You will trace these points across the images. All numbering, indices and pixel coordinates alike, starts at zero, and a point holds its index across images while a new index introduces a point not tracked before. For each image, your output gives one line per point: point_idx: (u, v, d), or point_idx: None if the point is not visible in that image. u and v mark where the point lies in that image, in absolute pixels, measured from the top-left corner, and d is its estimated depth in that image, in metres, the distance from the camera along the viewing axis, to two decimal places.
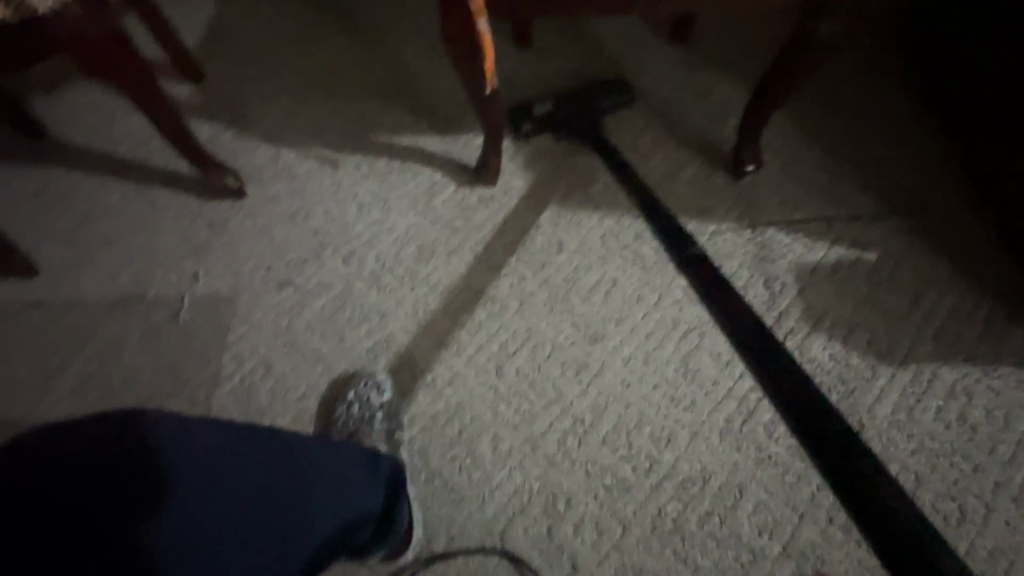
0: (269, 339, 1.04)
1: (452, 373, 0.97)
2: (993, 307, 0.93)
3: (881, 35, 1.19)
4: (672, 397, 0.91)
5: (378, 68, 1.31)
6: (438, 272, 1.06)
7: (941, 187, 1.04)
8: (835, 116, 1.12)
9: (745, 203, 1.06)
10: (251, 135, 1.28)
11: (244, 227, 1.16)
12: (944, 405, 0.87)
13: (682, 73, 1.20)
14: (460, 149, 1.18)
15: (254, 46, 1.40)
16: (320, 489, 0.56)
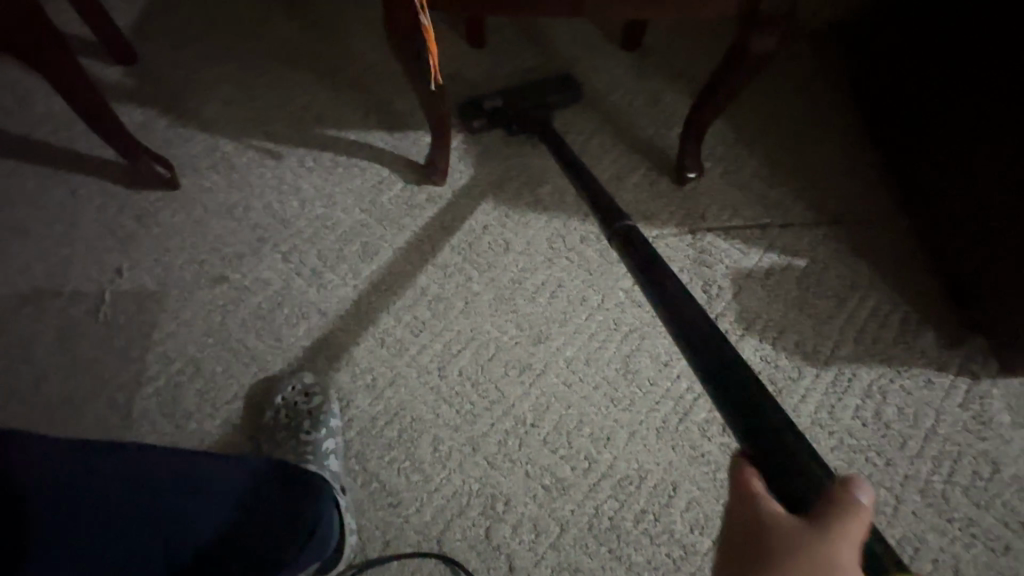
0: (200, 337, 0.99)
1: (394, 373, 0.95)
2: (907, 312, 1.00)
3: (818, 52, 1.25)
4: (611, 398, 0.93)
5: (327, 59, 1.28)
6: (382, 270, 1.03)
7: (865, 199, 1.10)
8: (775, 127, 1.17)
9: (686, 209, 1.09)
10: (187, 124, 1.22)
11: (176, 219, 1.10)
12: (862, 405, 0.93)
13: (630, 80, 1.22)
14: (409, 147, 1.16)
15: (193, 29, 1.33)
16: (179, 506, 0.58)
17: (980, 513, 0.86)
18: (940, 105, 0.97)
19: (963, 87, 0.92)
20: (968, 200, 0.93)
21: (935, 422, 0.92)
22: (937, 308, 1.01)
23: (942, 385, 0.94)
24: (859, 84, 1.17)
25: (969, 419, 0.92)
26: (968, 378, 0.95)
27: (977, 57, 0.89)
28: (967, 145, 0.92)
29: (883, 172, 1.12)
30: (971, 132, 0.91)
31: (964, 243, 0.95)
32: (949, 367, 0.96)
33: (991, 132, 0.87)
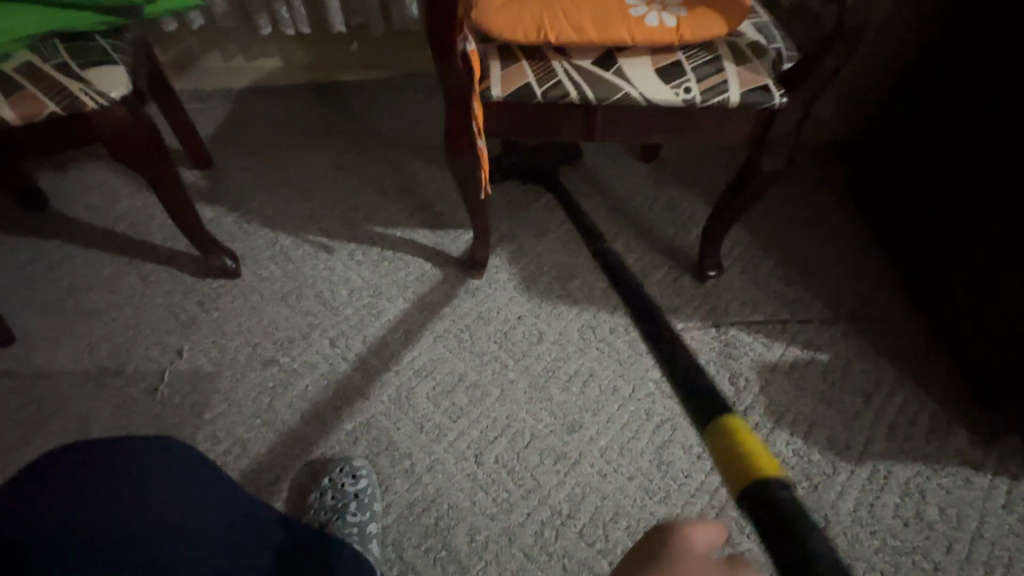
0: (247, 418, 1.04)
1: (432, 458, 0.97)
2: (935, 408, 1.02)
3: (822, 164, 1.38)
4: (646, 489, 0.94)
5: (379, 167, 1.44)
6: (423, 356, 1.10)
7: (879, 298, 1.17)
8: (789, 231, 1.27)
9: (709, 304, 1.16)
10: (252, 221, 1.36)
11: (235, 305, 1.19)
12: (901, 503, 0.92)
13: (651, 189, 1.35)
14: (450, 243, 1.28)
15: (264, 141, 1.53)
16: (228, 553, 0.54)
17: None
18: (950, 208, 1.05)
19: (969, 190, 1.01)
20: (991, 295, 0.97)
21: (980, 524, 0.90)
22: (965, 406, 1.02)
23: (981, 484, 0.94)
24: (866, 195, 1.28)
25: (1016, 522, 0.90)
26: (1008, 478, 0.94)
27: (976, 176, 1.00)
28: (983, 242, 0.98)
29: (894, 275, 1.20)
30: (986, 229, 0.98)
31: (988, 339, 0.98)
32: (986, 466, 0.95)
33: (1005, 229, 0.94)
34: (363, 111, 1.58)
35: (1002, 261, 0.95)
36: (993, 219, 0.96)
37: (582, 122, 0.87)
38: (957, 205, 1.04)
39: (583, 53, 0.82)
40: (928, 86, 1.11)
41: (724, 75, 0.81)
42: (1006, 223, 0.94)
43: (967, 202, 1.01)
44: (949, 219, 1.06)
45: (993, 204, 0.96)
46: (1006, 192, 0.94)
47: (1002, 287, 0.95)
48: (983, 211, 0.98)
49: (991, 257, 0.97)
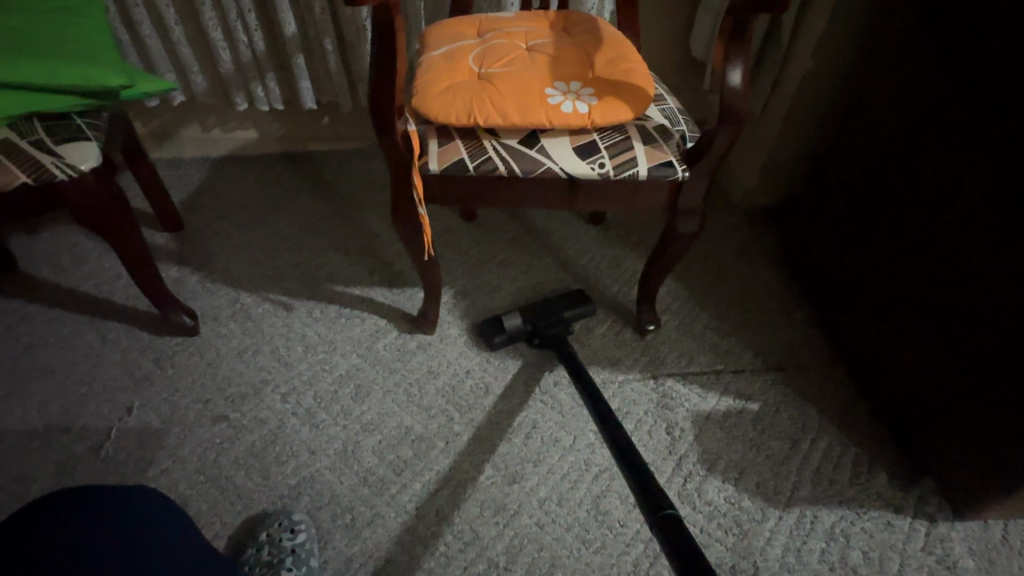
0: (192, 474, 1.04)
1: (373, 512, 0.98)
2: (858, 453, 1.08)
3: (750, 227, 1.51)
4: (583, 540, 0.96)
5: (342, 229, 1.53)
6: (371, 410, 1.13)
7: (804, 349, 1.25)
8: (723, 288, 1.37)
9: (648, 357, 1.23)
10: (215, 280, 1.41)
11: (190, 362, 1.22)
12: (826, 548, 0.96)
13: (596, 249, 1.45)
14: (405, 301, 1.34)
15: (234, 205, 1.62)
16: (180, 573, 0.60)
17: None
18: (859, 268, 1.16)
19: (873, 253, 1.12)
20: (899, 347, 1.06)
21: (900, 567, 0.94)
22: (885, 451, 1.09)
23: (901, 527, 0.99)
24: (793, 256, 1.39)
25: (932, 563, 0.95)
26: (925, 520, 1.00)
27: (875, 236, 1.11)
28: (888, 299, 1.08)
29: (818, 327, 1.29)
30: (889, 287, 1.08)
31: (900, 387, 1.06)
32: (905, 509, 1.01)
33: (904, 287, 1.04)
34: (331, 178, 1.69)
35: (906, 317, 1.04)
36: (894, 278, 1.06)
37: (524, 192, 0.97)
38: (864, 265, 1.14)
39: (511, 132, 0.94)
40: (831, 161, 1.25)
41: (633, 152, 0.93)
42: (905, 282, 1.04)
43: (872, 263, 1.12)
44: (859, 278, 1.16)
45: (892, 265, 1.07)
46: (902, 254, 1.04)
47: (909, 340, 1.04)
48: (886, 270, 1.08)
49: (897, 313, 1.06)
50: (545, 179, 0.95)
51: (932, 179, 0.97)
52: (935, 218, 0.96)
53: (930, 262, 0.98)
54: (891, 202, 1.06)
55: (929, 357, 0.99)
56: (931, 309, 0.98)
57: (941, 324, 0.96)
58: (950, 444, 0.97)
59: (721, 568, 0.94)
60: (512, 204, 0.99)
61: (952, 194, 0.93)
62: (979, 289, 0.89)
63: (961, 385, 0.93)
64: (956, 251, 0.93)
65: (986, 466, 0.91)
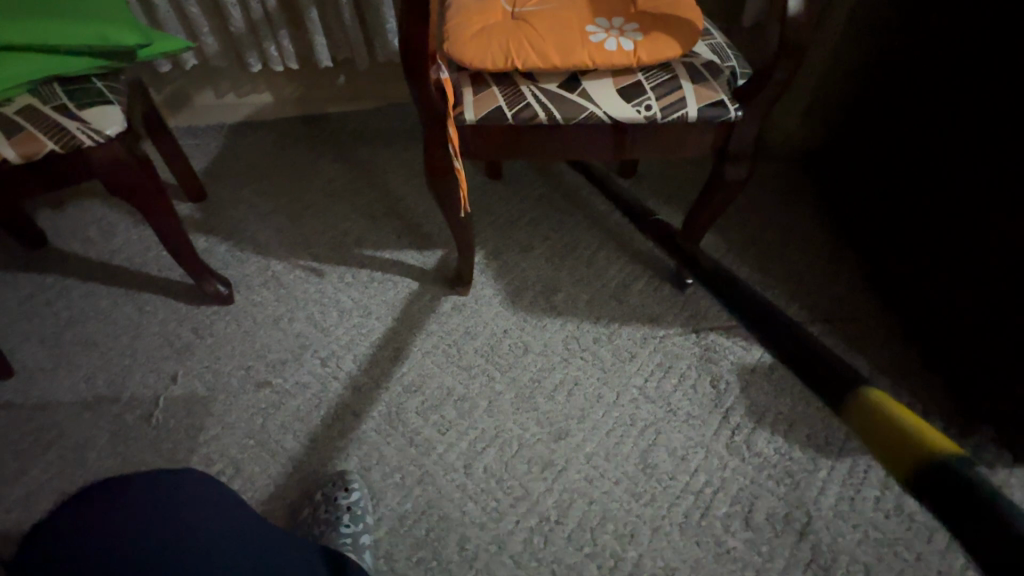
0: (240, 439, 1.06)
1: (421, 471, 0.99)
2: (910, 402, 1.05)
3: (790, 175, 1.44)
4: (633, 493, 0.95)
5: (367, 192, 1.50)
6: (412, 372, 1.12)
7: (851, 298, 1.21)
8: (764, 239, 1.32)
9: (689, 311, 1.20)
10: (244, 248, 1.40)
11: (229, 330, 1.23)
12: (882, 496, 0.94)
13: (630, 203, 1.40)
14: (437, 262, 1.32)
15: (256, 171, 1.59)
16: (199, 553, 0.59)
17: None
18: (916, 213, 1.07)
19: (920, 188, 1.06)
20: (953, 289, 1.01)
21: None
22: (939, 400, 1.06)
23: None
24: (836, 201, 1.33)
25: None
26: (984, 468, 0.97)
27: (921, 175, 1.06)
28: (936, 236, 1.03)
29: (866, 275, 1.24)
30: (950, 231, 1.00)
31: (960, 336, 1.01)
32: (962, 457, 0.98)
33: (968, 230, 0.96)
34: (352, 140, 1.65)
35: (970, 263, 0.97)
36: (955, 221, 0.98)
37: (573, 142, 0.92)
38: (911, 203, 1.09)
39: (549, 76, 0.88)
40: (884, 98, 1.15)
41: (681, 92, 0.87)
42: (969, 225, 0.96)
43: (929, 206, 1.04)
44: (916, 223, 1.08)
45: (954, 207, 0.98)
46: (966, 194, 0.96)
47: (967, 284, 0.98)
48: (946, 213, 1.01)
49: (959, 259, 0.99)
50: (598, 127, 0.90)
51: (1000, 106, 0.88)
52: (1006, 151, 0.87)
53: (999, 202, 0.90)
54: (952, 139, 0.97)
55: (979, 297, 0.95)
56: (998, 252, 0.91)
57: (1008, 268, 0.89)
58: (1015, 393, 0.92)
59: (773, 517, 0.94)
60: (564, 158, 0.95)
61: (1023, 123, 0.84)
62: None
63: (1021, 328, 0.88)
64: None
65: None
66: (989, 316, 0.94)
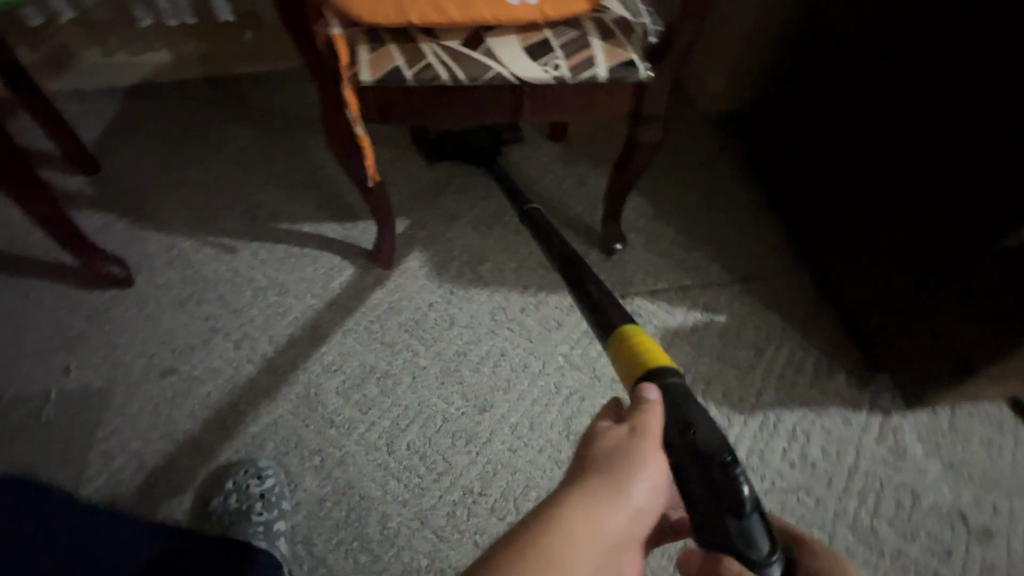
0: (145, 431, 0.99)
1: (342, 452, 0.96)
2: (819, 356, 1.10)
3: (716, 137, 1.44)
4: (556, 460, 0.97)
5: (282, 161, 1.39)
6: (331, 351, 1.08)
7: (770, 258, 1.24)
8: (689, 202, 1.32)
9: (616, 277, 1.20)
10: (144, 225, 1.29)
11: (128, 316, 1.13)
12: (787, 447, 1.00)
13: (559, 168, 1.37)
14: (359, 235, 1.25)
15: (155, 140, 1.44)
16: None
17: (905, 543, 0.91)
18: (834, 174, 1.10)
19: (838, 149, 1.08)
20: (865, 248, 1.05)
21: (855, 458, 0.98)
22: (845, 352, 1.11)
23: (857, 422, 1.02)
24: (759, 162, 1.35)
25: (885, 453, 0.99)
26: (880, 413, 1.03)
27: (840, 136, 1.07)
28: (851, 197, 1.06)
29: (785, 236, 1.27)
30: (863, 192, 1.03)
31: (867, 293, 1.06)
32: (862, 405, 1.04)
33: (878, 191, 0.99)
34: (264, 104, 1.52)
35: (878, 224, 1.01)
36: (867, 183, 1.02)
37: (481, 104, 0.88)
38: (829, 164, 1.11)
39: (452, 33, 0.83)
40: (808, 57, 1.15)
41: (590, 50, 0.83)
42: (880, 186, 0.99)
43: (844, 169, 1.07)
44: (832, 185, 1.11)
45: (867, 168, 1.01)
46: (879, 155, 0.98)
47: (878, 243, 1.01)
48: (859, 175, 1.03)
49: (869, 219, 1.02)
50: (505, 90, 0.86)
51: (919, 64, 0.88)
52: (923, 111, 0.88)
53: (909, 163, 0.92)
54: (868, 100, 0.99)
55: (890, 255, 0.99)
56: (907, 212, 0.94)
57: (920, 227, 0.92)
58: (913, 346, 0.98)
59: None
60: (473, 121, 0.91)
61: (940, 81, 0.85)
62: (965, 187, 0.84)
63: (930, 283, 0.92)
64: (940, 148, 0.87)
65: (949, 365, 0.92)
66: (898, 273, 0.98)
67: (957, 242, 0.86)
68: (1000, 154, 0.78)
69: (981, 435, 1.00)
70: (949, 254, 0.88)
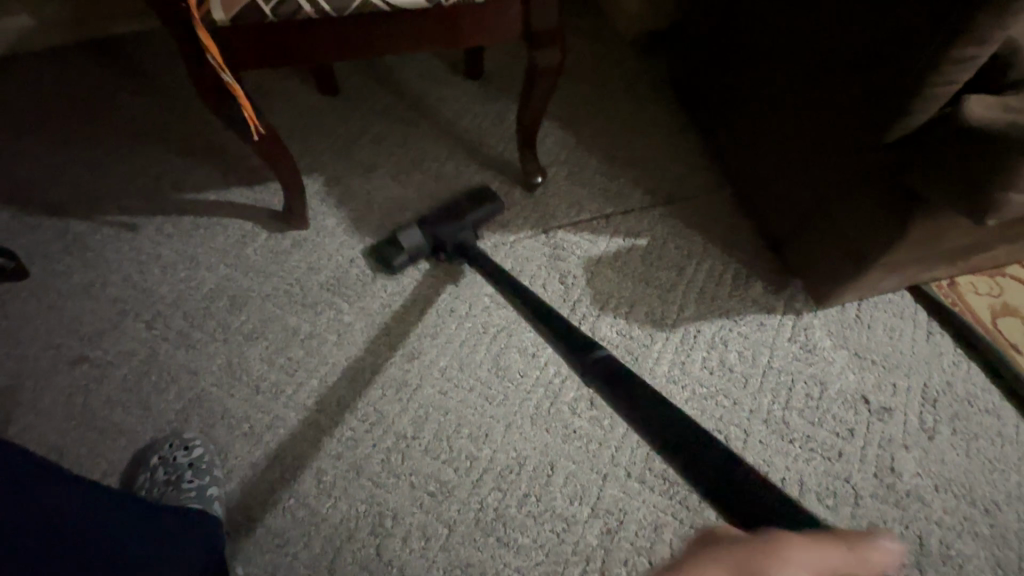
0: (62, 423, 0.96)
1: (272, 416, 0.96)
2: (737, 267, 1.13)
3: (634, 61, 1.41)
4: (487, 396, 0.97)
5: (177, 126, 1.29)
6: (252, 319, 1.05)
7: (689, 178, 1.25)
8: (608, 130, 1.31)
9: (538, 213, 1.19)
10: (32, 211, 1.19)
11: (27, 308, 1.07)
12: (708, 355, 1.04)
13: (474, 108, 1.32)
14: (269, 197, 1.19)
15: (29, 116, 1.32)
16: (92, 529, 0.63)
17: (815, 428, 0.98)
18: (742, 82, 1.10)
19: (744, 57, 1.08)
20: (772, 156, 1.06)
21: (769, 357, 1.04)
22: (761, 261, 1.14)
23: (773, 325, 1.07)
24: (676, 83, 1.34)
25: (797, 349, 1.05)
26: (793, 314, 1.08)
27: (744, 42, 1.06)
28: (759, 105, 1.06)
29: (703, 155, 1.28)
30: (769, 98, 1.03)
31: (779, 201, 1.07)
32: (776, 308, 1.09)
33: (781, 94, 1.00)
34: (151, 67, 1.39)
35: (782, 128, 1.02)
36: (771, 88, 1.02)
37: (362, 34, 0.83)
38: (738, 74, 1.11)
39: None
40: None
41: None
42: (786, 89, 0.98)
43: (751, 77, 1.07)
44: (744, 96, 1.10)
45: (774, 72, 1.00)
46: (780, 59, 0.98)
47: (784, 148, 1.02)
48: (766, 83, 1.03)
49: (779, 128, 1.03)
50: (386, 15, 0.82)
51: None
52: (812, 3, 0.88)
53: (810, 63, 0.91)
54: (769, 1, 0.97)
55: (793, 160, 1.01)
56: (809, 115, 0.95)
57: (817, 124, 0.93)
58: (822, 249, 1.01)
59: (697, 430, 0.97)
60: (359, 53, 0.86)
61: None
62: (857, 85, 0.84)
63: (829, 181, 0.94)
64: (831, 42, 0.86)
65: (850, 261, 0.96)
66: (801, 174, 1.00)
67: (851, 138, 0.87)
68: (881, 45, 0.78)
69: (883, 323, 1.07)
70: (844, 154, 0.89)
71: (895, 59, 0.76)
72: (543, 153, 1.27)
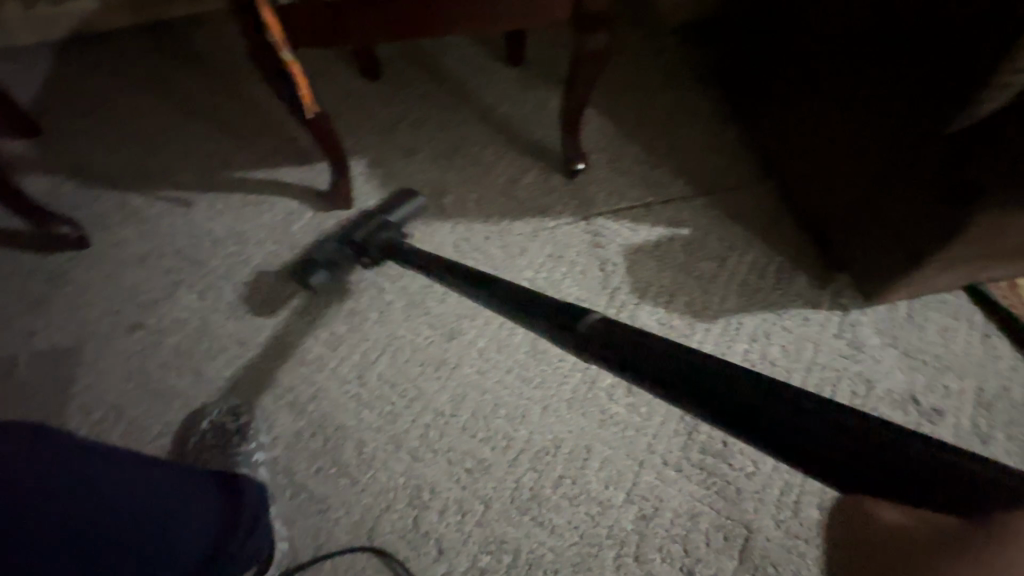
0: (120, 385, 1.01)
1: (315, 388, 0.98)
2: (782, 261, 1.11)
3: (680, 49, 1.39)
4: (524, 378, 0.98)
5: (228, 107, 1.33)
6: (297, 294, 1.08)
7: (733, 169, 1.22)
8: (651, 119, 1.29)
9: (578, 200, 1.18)
10: (94, 184, 1.25)
11: (88, 276, 1.12)
12: (749, 348, 1.02)
13: (517, 94, 1.32)
14: (315, 177, 1.22)
15: (92, 95, 1.38)
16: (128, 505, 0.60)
17: None
18: (792, 70, 1.07)
19: (795, 45, 1.05)
20: (822, 147, 1.03)
21: (813, 352, 1.02)
22: (807, 255, 1.12)
23: (818, 320, 1.04)
24: (722, 72, 1.31)
25: (842, 346, 1.02)
26: (839, 310, 1.05)
27: (797, 29, 1.03)
28: (809, 95, 1.03)
29: (748, 146, 1.25)
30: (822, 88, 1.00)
31: (828, 194, 1.04)
32: (821, 304, 1.06)
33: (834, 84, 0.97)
34: (205, 49, 1.43)
35: (833, 119, 0.98)
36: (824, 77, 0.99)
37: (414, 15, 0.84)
38: (788, 63, 1.07)
39: None
40: None
41: None
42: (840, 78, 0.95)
43: (803, 65, 1.03)
44: (794, 85, 1.07)
45: (828, 61, 0.97)
46: (835, 47, 0.95)
47: (835, 140, 0.99)
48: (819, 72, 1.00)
49: (830, 119, 0.99)
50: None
51: None
52: None
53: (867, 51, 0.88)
54: None
55: (844, 151, 0.98)
56: (864, 105, 0.91)
57: (873, 115, 0.90)
58: (872, 245, 0.97)
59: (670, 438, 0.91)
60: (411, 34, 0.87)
61: None
62: (919, 72, 0.80)
63: (883, 175, 0.91)
64: (893, 28, 0.83)
65: (901, 258, 0.92)
66: (852, 166, 0.97)
67: (910, 128, 0.83)
68: (949, 30, 0.74)
69: (936, 322, 1.03)
70: (902, 146, 0.86)
71: (964, 45, 0.72)
72: (585, 140, 1.26)
